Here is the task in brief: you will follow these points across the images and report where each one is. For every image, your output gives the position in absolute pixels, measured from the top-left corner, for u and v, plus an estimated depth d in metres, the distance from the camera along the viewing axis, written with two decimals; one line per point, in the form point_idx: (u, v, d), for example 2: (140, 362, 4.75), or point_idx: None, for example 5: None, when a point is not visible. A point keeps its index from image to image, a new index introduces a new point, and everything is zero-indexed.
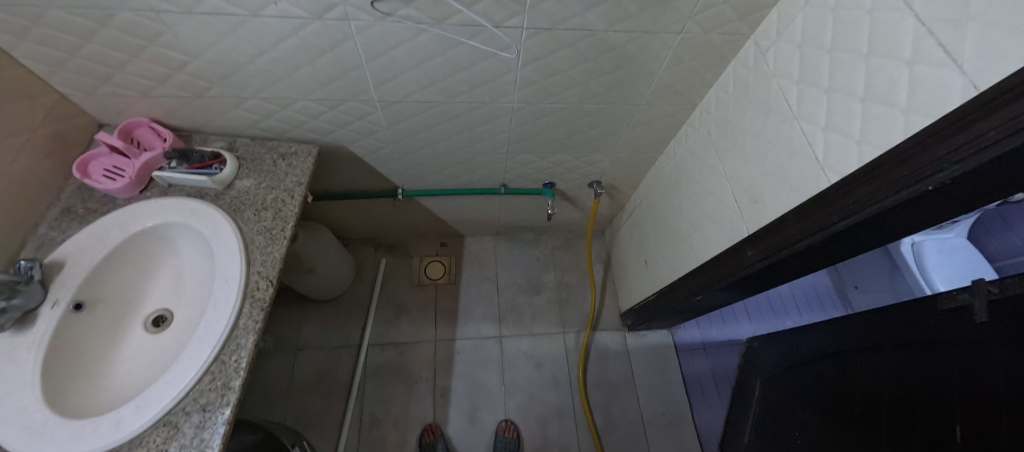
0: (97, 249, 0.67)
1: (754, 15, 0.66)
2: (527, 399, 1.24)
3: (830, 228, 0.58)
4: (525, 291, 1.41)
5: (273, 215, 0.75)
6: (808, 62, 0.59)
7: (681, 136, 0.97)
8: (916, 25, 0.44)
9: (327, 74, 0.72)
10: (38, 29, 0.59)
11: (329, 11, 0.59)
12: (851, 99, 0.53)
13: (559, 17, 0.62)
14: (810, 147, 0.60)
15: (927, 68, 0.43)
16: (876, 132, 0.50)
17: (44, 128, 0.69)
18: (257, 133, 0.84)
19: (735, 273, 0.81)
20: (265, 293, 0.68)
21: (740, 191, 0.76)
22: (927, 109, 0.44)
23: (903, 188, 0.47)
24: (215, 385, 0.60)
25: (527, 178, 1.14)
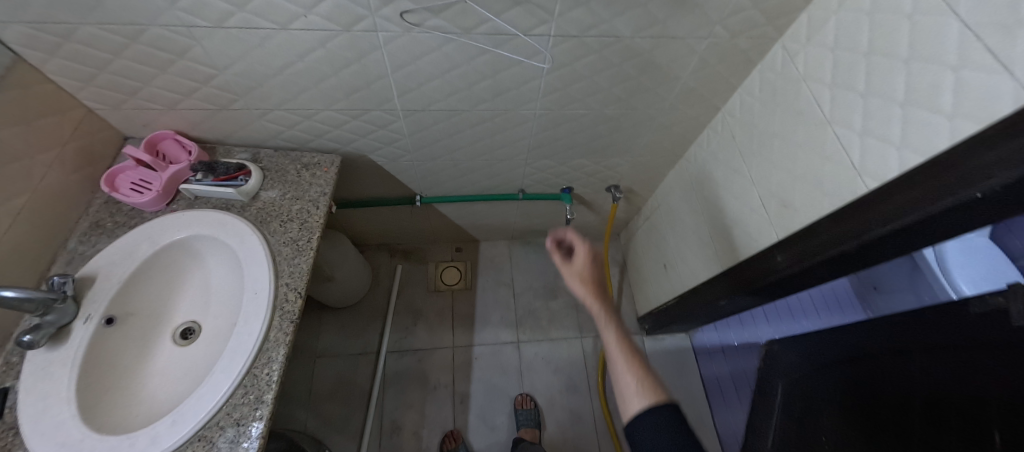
0: (126, 263, 0.67)
1: (783, 19, 0.66)
2: (547, 404, 1.23)
3: (867, 235, 0.57)
4: (541, 296, 1.41)
5: (298, 226, 0.75)
6: (843, 66, 0.59)
7: (703, 139, 0.96)
8: (961, 29, 0.43)
9: (351, 84, 0.72)
10: (69, 45, 0.59)
11: (358, 23, 0.59)
12: (890, 104, 0.52)
13: (587, 24, 0.62)
14: (846, 153, 0.59)
15: (974, 73, 0.43)
16: (918, 137, 0.49)
17: (73, 143, 0.70)
18: (279, 144, 0.84)
19: (763, 278, 0.81)
20: (294, 306, 0.67)
21: (769, 196, 0.76)
22: (975, 115, 0.43)
23: (947, 195, 0.46)
24: (248, 399, 0.60)
25: (545, 183, 1.13)
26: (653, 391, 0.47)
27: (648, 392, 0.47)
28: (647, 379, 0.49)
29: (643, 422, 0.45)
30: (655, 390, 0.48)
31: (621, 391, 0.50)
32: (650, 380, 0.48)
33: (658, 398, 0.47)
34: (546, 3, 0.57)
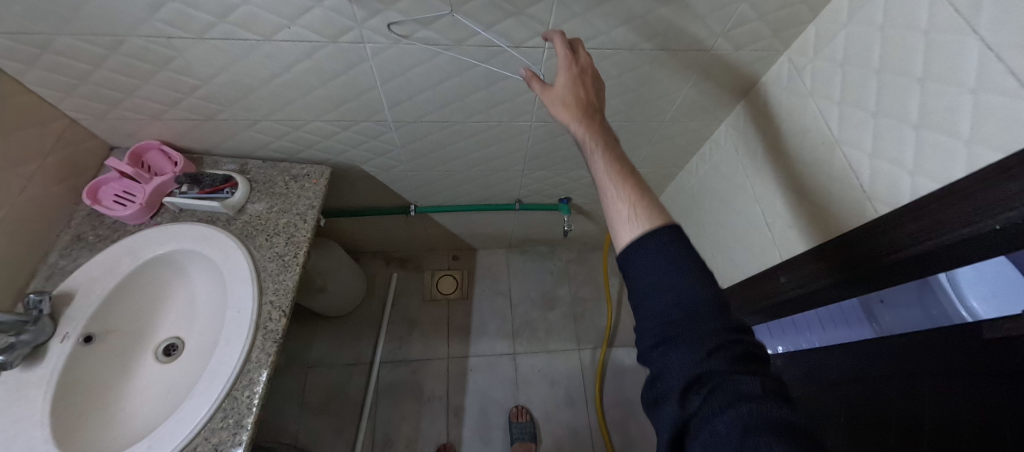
0: (107, 279, 0.65)
1: (790, 31, 0.63)
2: (543, 419, 1.20)
3: (876, 262, 0.54)
4: (538, 306, 1.38)
5: (285, 240, 0.73)
6: (852, 83, 0.56)
7: (705, 151, 0.93)
8: (982, 50, 0.40)
9: (340, 96, 0.69)
10: (47, 56, 0.57)
11: (344, 34, 0.56)
12: (902, 126, 0.49)
13: (584, 36, 0.60)
14: (854, 175, 0.56)
15: (995, 97, 0.40)
16: (933, 162, 0.46)
17: (55, 154, 0.68)
18: (268, 154, 0.83)
19: (767, 299, 0.78)
20: (278, 324, 0.65)
21: (774, 215, 0.73)
22: (995, 142, 0.40)
23: (963, 225, 0.43)
24: (227, 423, 0.58)
25: (543, 193, 1.11)
26: (655, 209, 0.41)
27: (647, 209, 0.41)
28: (646, 204, 0.42)
29: (643, 243, 0.39)
30: (657, 212, 0.41)
31: (614, 221, 0.43)
32: (651, 203, 0.42)
33: (660, 219, 0.40)
34: (539, 15, 0.55)
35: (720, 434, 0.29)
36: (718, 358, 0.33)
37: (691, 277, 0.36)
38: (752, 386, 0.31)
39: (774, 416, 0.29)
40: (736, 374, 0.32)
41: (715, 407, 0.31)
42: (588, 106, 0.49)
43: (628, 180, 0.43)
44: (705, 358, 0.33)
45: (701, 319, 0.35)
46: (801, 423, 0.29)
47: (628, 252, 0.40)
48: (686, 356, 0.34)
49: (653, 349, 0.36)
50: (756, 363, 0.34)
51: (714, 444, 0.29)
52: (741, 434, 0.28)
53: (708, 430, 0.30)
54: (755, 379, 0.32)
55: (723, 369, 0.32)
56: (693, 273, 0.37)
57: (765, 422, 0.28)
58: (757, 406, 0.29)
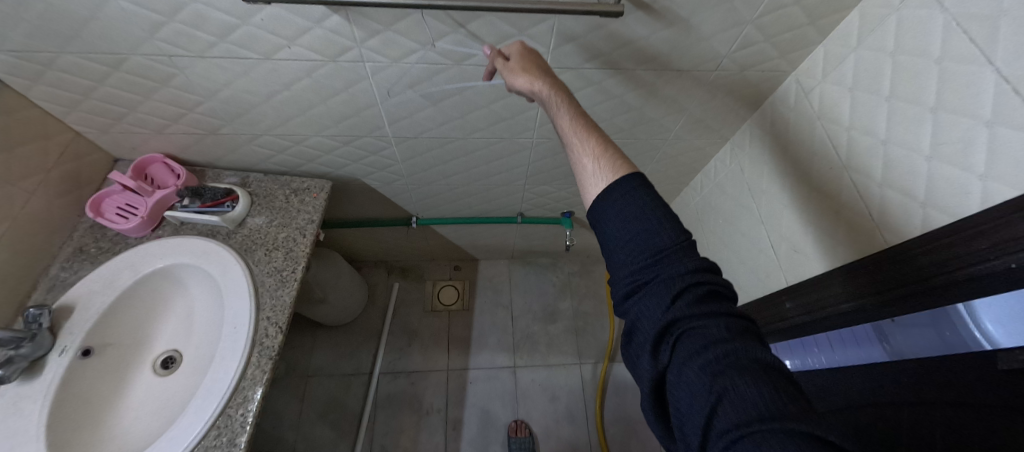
0: (106, 293, 0.66)
1: (798, 52, 0.61)
2: (542, 434, 1.19)
3: (886, 293, 0.52)
4: (540, 320, 1.37)
5: (284, 255, 0.73)
6: (862, 108, 0.54)
7: (710, 169, 0.92)
8: (998, 82, 0.39)
9: (341, 112, 0.69)
10: (51, 73, 0.58)
11: (344, 54, 0.56)
12: (913, 155, 0.48)
13: (585, 57, 0.59)
14: (864, 204, 0.54)
15: (1012, 132, 0.38)
16: (945, 196, 0.44)
17: (59, 167, 0.69)
18: (270, 168, 0.83)
19: (770, 326, 0.77)
20: (274, 341, 0.65)
21: (779, 239, 0.72)
22: (1012, 180, 0.38)
23: (978, 261, 0.41)
24: (220, 442, 0.57)
25: (544, 207, 1.10)
26: (617, 158, 0.46)
27: (611, 159, 0.47)
28: (609, 157, 0.47)
29: (609, 194, 0.44)
30: (620, 159, 0.47)
31: (583, 179, 0.49)
32: (614, 153, 0.47)
33: (621, 171, 0.45)
34: (539, 36, 0.54)
35: (690, 379, 0.35)
36: (683, 305, 0.38)
37: (653, 231, 0.42)
38: (717, 329, 0.36)
39: (734, 356, 0.34)
40: (701, 320, 0.37)
41: (685, 353, 0.36)
42: (543, 71, 0.51)
43: (592, 136, 0.48)
44: (672, 310, 0.38)
45: (665, 268, 0.40)
46: (757, 352, 0.34)
47: (597, 206, 0.45)
48: (655, 310, 0.39)
49: (629, 307, 0.42)
50: (718, 299, 0.39)
51: (687, 388, 0.35)
52: (706, 376, 0.34)
53: (681, 375, 0.36)
54: (717, 322, 0.36)
55: (688, 317, 0.37)
56: (653, 221, 0.42)
57: (727, 362, 0.34)
58: (719, 347, 0.34)
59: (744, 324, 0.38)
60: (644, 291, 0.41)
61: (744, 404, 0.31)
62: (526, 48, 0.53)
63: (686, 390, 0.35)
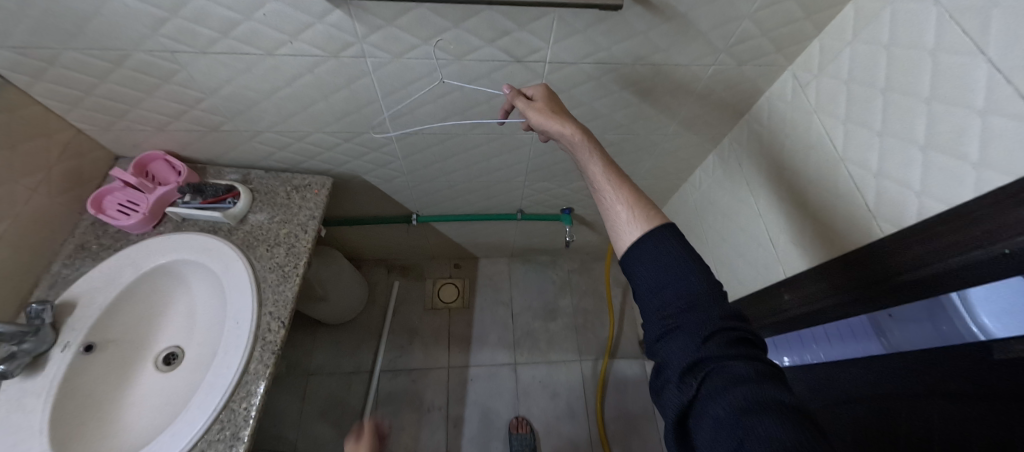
0: (109, 289, 0.66)
1: (794, 47, 0.62)
2: (543, 430, 1.19)
3: (884, 284, 0.53)
4: (540, 317, 1.37)
5: (286, 251, 0.73)
6: (857, 101, 0.55)
7: (708, 165, 0.93)
8: (990, 72, 0.39)
9: (342, 108, 0.70)
10: (54, 70, 0.58)
11: (346, 49, 0.57)
12: (908, 146, 0.48)
13: (584, 52, 0.59)
14: (860, 194, 0.55)
15: (1005, 121, 0.39)
16: (939, 185, 0.45)
17: (61, 165, 0.69)
18: (271, 165, 0.83)
19: (768, 317, 0.78)
20: (277, 336, 0.65)
21: (777, 232, 0.73)
22: (1004, 166, 0.39)
23: (974, 248, 0.42)
24: (224, 436, 0.58)
25: (544, 204, 1.11)
26: (652, 209, 0.48)
27: (646, 209, 0.49)
28: (643, 207, 0.49)
29: (645, 240, 0.46)
30: (654, 210, 0.49)
31: (617, 229, 0.50)
32: (647, 203, 0.49)
33: (655, 221, 0.47)
34: (539, 31, 0.55)
35: (714, 415, 0.36)
36: (709, 345, 0.39)
37: (684, 276, 0.43)
38: (743, 368, 0.37)
39: (761, 394, 0.35)
40: (728, 360, 0.38)
41: (710, 390, 0.37)
42: (573, 118, 0.55)
43: (626, 186, 0.50)
44: (699, 348, 0.39)
45: (697, 313, 0.41)
46: (784, 395, 0.35)
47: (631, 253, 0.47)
48: (683, 348, 0.40)
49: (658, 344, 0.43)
50: (748, 347, 0.40)
51: (710, 424, 0.35)
52: (730, 411, 0.35)
53: (706, 413, 0.37)
54: (745, 363, 0.37)
55: (715, 356, 0.39)
56: (687, 268, 0.44)
57: (752, 400, 0.34)
58: (745, 386, 0.35)
59: (773, 370, 0.38)
60: (672, 330, 0.42)
61: (766, 439, 0.31)
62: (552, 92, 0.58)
63: (710, 425, 0.36)
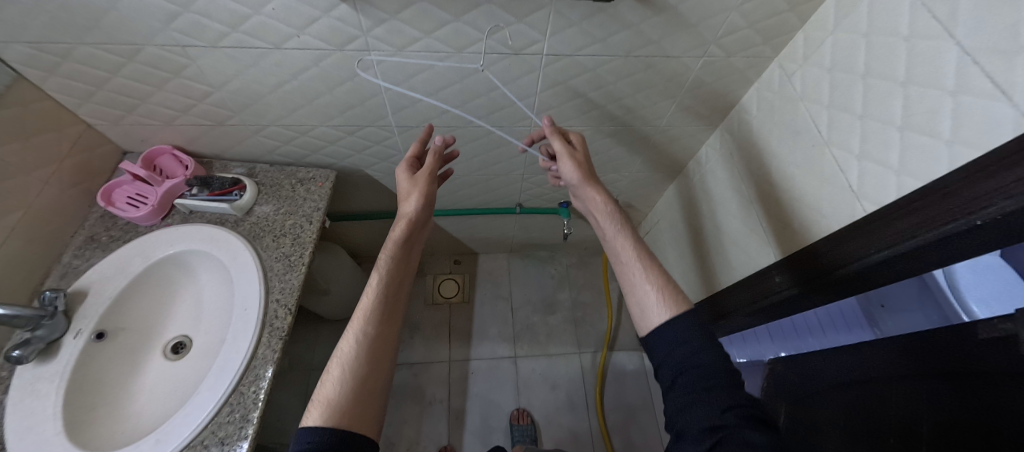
0: (119, 278, 0.68)
1: (779, 39, 0.65)
2: (544, 420, 1.21)
3: (868, 261, 0.55)
4: (539, 311, 1.39)
5: (291, 241, 0.75)
6: (839, 87, 0.58)
7: (701, 156, 0.96)
8: (960, 54, 0.42)
9: (345, 102, 0.72)
10: (67, 64, 0.60)
11: (351, 43, 0.59)
12: (887, 127, 0.51)
13: (579, 44, 0.62)
14: (844, 176, 0.58)
15: (974, 99, 0.41)
16: (916, 163, 0.48)
17: (71, 158, 0.70)
18: (276, 159, 0.85)
19: (760, 300, 0.80)
20: (283, 322, 0.67)
21: (767, 217, 0.76)
22: (974, 141, 0.42)
23: (949, 221, 0.44)
24: (234, 418, 0.59)
25: (543, 198, 1.13)
26: (678, 296, 0.54)
27: (672, 294, 0.55)
28: (668, 290, 0.55)
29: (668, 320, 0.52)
30: (679, 296, 0.55)
31: (643, 302, 0.56)
32: (673, 289, 0.55)
33: (678, 302, 0.54)
34: (537, 23, 0.58)
35: None
36: (728, 414, 0.44)
37: (707, 353, 0.49)
38: (756, 438, 0.41)
39: None
40: (744, 429, 0.42)
41: None
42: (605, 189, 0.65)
43: (654, 269, 0.57)
44: (720, 415, 0.44)
45: (718, 389, 0.46)
46: None
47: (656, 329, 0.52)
48: (704, 412, 0.45)
49: (679, 404, 0.47)
50: (763, 425, 0.44)
51: None
52: None
53: None
54: (758, 434, 0.42)
55: (732, 424, 0.43)
56: (710, 352, 0.48)
57: None
58: None
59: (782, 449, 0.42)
60: (692, 393, 0.46)
61: None
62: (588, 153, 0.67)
63: None
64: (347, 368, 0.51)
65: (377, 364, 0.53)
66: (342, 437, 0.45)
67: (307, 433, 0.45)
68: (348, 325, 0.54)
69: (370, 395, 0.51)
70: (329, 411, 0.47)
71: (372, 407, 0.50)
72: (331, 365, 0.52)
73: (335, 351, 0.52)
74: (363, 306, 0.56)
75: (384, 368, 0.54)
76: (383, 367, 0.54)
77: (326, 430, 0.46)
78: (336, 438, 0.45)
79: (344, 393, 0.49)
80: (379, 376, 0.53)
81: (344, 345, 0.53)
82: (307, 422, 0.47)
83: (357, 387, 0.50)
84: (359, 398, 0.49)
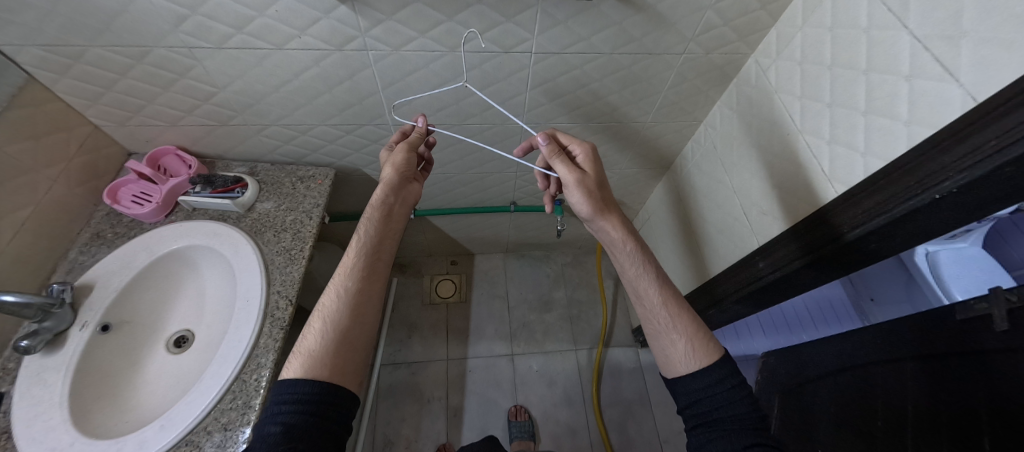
0: (125, 272, 0.70)
1: (754, 36, 0.69)
2: (542, 416, 1.22)
3: (842, 240, 0.58)
4: (535, 309, 1.41)
5: (292, 235, 0.77)
6: (809, 78, 0.61)
7: (688, 151, 1.00)
8: (912, 42, 0.46)
9: (344, 101, 0.75)
10: (79, 66, 0.63)
11: (350, 43, 0.62)
12: (853, 112, 0.55)
13: (565, 42, 0.66)
14: (817, 160, 0.61)
15: (926, 83, 0.45)
16: (879, 144, 0.51)
17: (78, 158, 0.73)
18: (277, 158, 0.88)
19: (746, 286, 0.83)
20: (284, 313, 0.69)
21: (750, 205, 0.79)
22: (928, 120, 0.45)
23: (911, 196, 0.48)
24: (235, 405, 0.60)
25: (536, 196, 1.16)
26: (709, 346, 0.57)
27: (702, 344, 0.57)
28: (699, 343, 0.57)
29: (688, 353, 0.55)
30: (709, 345, 0.57)
31: (671, 356, 0.58)
32: (702, 338, 0.58)
33: (708, 357, 0.56)
34: (525, 23, 0.61)
35: None
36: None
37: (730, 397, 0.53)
38: None
39: None
40: None
41: None
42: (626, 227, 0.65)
43: (682, 319, 0.59)
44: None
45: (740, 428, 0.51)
46: None
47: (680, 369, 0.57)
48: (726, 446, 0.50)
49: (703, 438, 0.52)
50: None
51: None
52: None
53: None
54: None
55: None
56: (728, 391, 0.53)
57: None
58: None
59: None
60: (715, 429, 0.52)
61: None
62: (599, 179, 0.65)
63: None
64: (326, 322, 0.56)
65: (355, 316, 0.57)
66: (319, 383, 0.50)
67: (287, 379, 0.51)
68: (329, 283, 0.59)
69: (348, 345, 0.55)
70: (308, 359, 0.53)
71: (351, 355, 0.55)
72: (315, 319, 0.57)
73: (317, 307, 0.57)
74: (343, 265, 0.61)
75: (364, 318, 0.58)
76: (364, 319, 0.58)
77: (304, 377, 0.51)
78: (312, 384, 0.50)
79: (321, 344, 0.54)
80: (360, 327, 0.57)
81: (325, 301, 0.58)
82: (290, 370, 0.53)
83: (333, 337, 0.55)
84: (336, 346, 0.54)
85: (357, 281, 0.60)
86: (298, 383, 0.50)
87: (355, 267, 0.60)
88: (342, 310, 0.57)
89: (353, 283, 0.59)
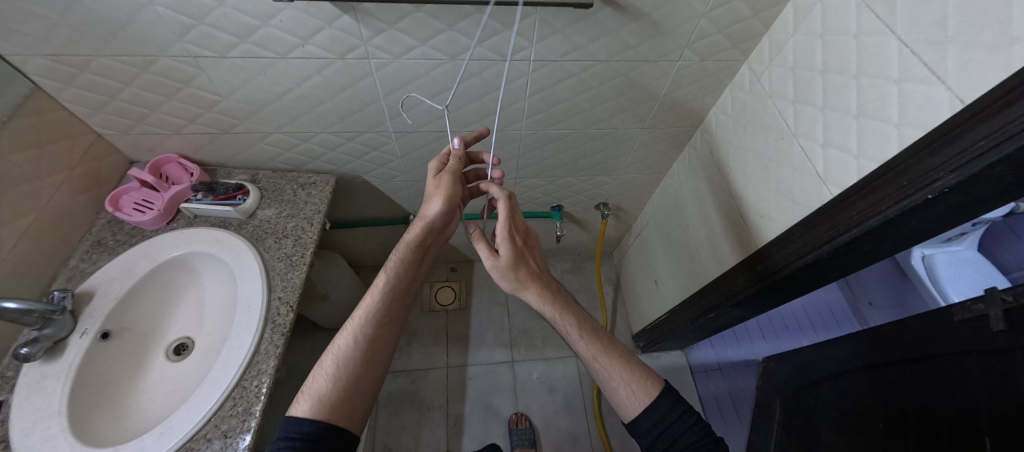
0: (125, 279, 0.70)
1: (747, 43, 0.71)
2: (542, 423, 1.21)
3: (838, 240, 0.59)
4: (535, 315, 1.41)
5: (293, 242, 0.77)
6: (802, 83, 0.63)
7: (685, 156, 1.01)
8: (900, 47, 0.47)
9: (346, 108, 0.76)
10: (83, 75, 0.64)
11: (351, 51, 0.64)
12: (846, 116, 0.56)
13: (563, 49, 0.67)
14: (812, 162, 0.62)
15: (915, 86, 0.46)
16: (873, 146, 0.52)
17: (81, 166, 0.74)
18: (278, 166, 0.89)
19: (746, 289, 0.83)
20: (285, 319, 0.69)
21: (747, 208, 0.80)
22: (917, 121, 0.47)
23: (906, 196, 0.48)
24: (236, 411, 0.60)
25: (535, 202, 1.19)
26: (647, 382, 0.60)
27: (641, 382, 0.60)
28: (638, 381, 0.60)
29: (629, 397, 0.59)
30: (647, 382, 0.60)
31: (613, 397, 0.61)
32: (639, 376, 0.61)
33: (645, 393, 0.59)
34: (524, 31, 0.63)
35: None
36: None
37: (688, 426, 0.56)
38: None
39: None
40: None
41: None
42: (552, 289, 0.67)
43: (615, 364, 0.61)
44: None
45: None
46: None
47: (626, 407, 0.60)
48: None
49: None
50: None
51: None
52: None
53: None
54: None
55: None
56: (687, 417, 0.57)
57: None
58: None
59: None
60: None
61: None
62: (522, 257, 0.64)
63: None
64: (340, 365, 0.59)
65: (367, 364, 0.60)
66: (328, 428, 0.53)
67: (294, 420, 0.53)
68: (347, 324, 0.62)
69: (358, 390, 0.59)
70: (318, 402, 0.55)
71: (359, 401, 0.58)
72: (327, 359, 0.60)
73: (332, 347, 0.61)
74: (362, 310, 0.63)
75: (377, 364, 0.62)
76: (377, 364, 0.62)
77: (313, 418, 0.54)
78: (321, 428, 0.53)
79: (332, 387, 0.57)
80: (370, 374, 0.61)
81: (339, 344, 0.61)
82: (298, 409, 0.55)
83: (345, 385, 0.58)
84: (348, 394, 0.57)
85: (372, 330, 0.62)
86: (307, 424, 0.53)
87: (375, 312, 0.63)
88: (359, 353, 0.60)
89: (372, 329, 0.62)
